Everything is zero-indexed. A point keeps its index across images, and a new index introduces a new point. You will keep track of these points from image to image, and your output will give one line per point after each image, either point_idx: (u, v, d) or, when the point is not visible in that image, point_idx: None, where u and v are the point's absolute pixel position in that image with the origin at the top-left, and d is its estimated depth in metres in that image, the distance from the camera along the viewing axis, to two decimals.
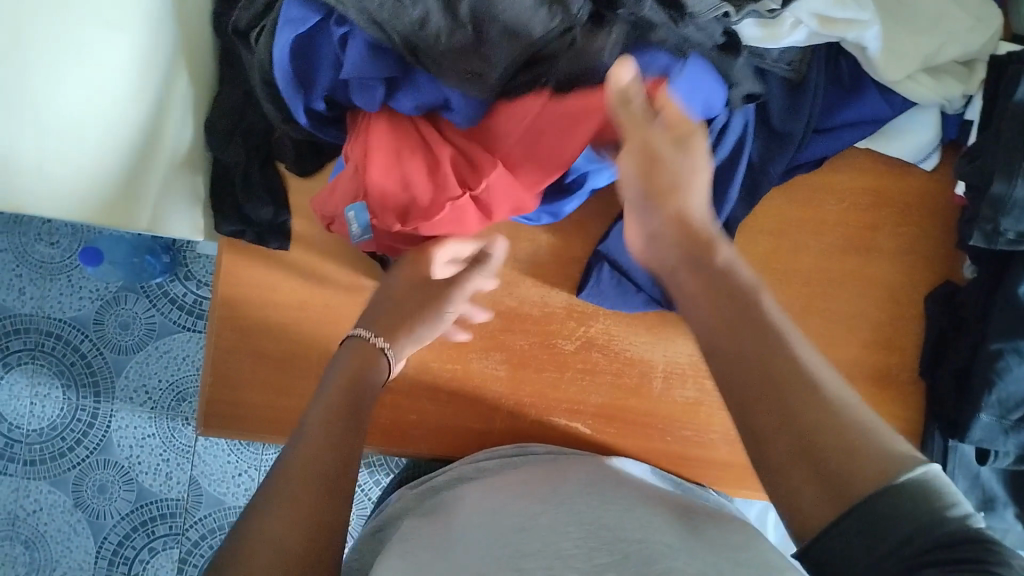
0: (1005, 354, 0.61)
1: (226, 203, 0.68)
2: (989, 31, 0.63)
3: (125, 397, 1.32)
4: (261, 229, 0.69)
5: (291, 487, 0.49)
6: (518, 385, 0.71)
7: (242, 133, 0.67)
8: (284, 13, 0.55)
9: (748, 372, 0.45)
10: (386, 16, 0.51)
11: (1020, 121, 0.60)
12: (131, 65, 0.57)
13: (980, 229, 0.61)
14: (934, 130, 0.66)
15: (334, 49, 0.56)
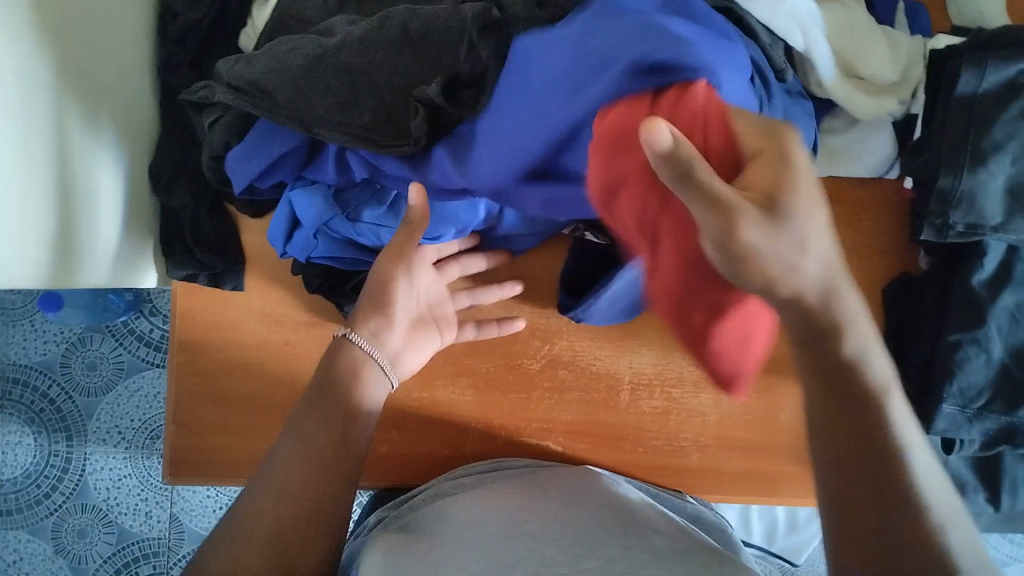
0: (964, 345, 0.62)
1: (178, 247, 0.68)
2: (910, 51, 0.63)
3: (98, 439, 1.30)
4: (214, 270, 0.67)
5: (260, 505, 0.52)
6: (487, 408, 0.71)
7: (189, 175, 0.67)
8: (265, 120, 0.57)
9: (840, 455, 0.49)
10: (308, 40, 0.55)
11: (961, 113, 0.60)
12: (81, 127, 0.58)
13: (931, 224, 0.62)
14: (888, 146, 0.65)
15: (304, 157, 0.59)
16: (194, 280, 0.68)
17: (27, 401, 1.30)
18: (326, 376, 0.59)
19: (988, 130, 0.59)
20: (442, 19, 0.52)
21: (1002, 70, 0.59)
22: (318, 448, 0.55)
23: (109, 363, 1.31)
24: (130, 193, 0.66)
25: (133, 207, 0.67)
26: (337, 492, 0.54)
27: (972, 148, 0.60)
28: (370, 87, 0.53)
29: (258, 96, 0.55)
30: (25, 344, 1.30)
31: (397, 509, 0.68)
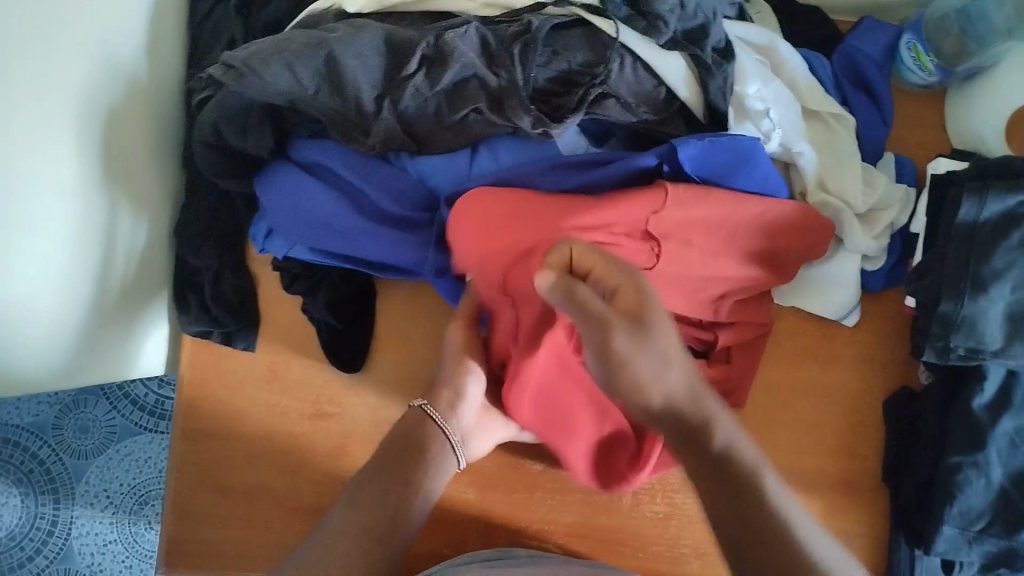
0: (964, 468, 0.62)
1: (193, 303, 0.68)
2: (886, 186, 0.69)
3: (86, 502, 1.29)
4: (228, 328, 0.68)
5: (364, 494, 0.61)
6: (488, 507, 0.71)
7: (215, 236, 0.67)
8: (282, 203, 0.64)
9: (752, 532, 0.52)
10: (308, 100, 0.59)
11: (963, 242, 0.62)
12: (90, 225, 0.58)
13: (932, 346, 0.63)
14: (856, 290, 0.70)
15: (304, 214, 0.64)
16: (207, 336, 0.68)
17: (16, 462, 1.29)
18: (400, 447, 0.64)
19: (988, 258, 0.61)
20: (431, 119, 0.61)
21: (1000, 202, 0.62)
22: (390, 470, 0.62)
23: (102, 427, 1.30)
24: (145, 266, 0.65)
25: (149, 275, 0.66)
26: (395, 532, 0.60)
27: (972, 275, 0.61)
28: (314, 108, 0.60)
29: (246, 76, 0.58)
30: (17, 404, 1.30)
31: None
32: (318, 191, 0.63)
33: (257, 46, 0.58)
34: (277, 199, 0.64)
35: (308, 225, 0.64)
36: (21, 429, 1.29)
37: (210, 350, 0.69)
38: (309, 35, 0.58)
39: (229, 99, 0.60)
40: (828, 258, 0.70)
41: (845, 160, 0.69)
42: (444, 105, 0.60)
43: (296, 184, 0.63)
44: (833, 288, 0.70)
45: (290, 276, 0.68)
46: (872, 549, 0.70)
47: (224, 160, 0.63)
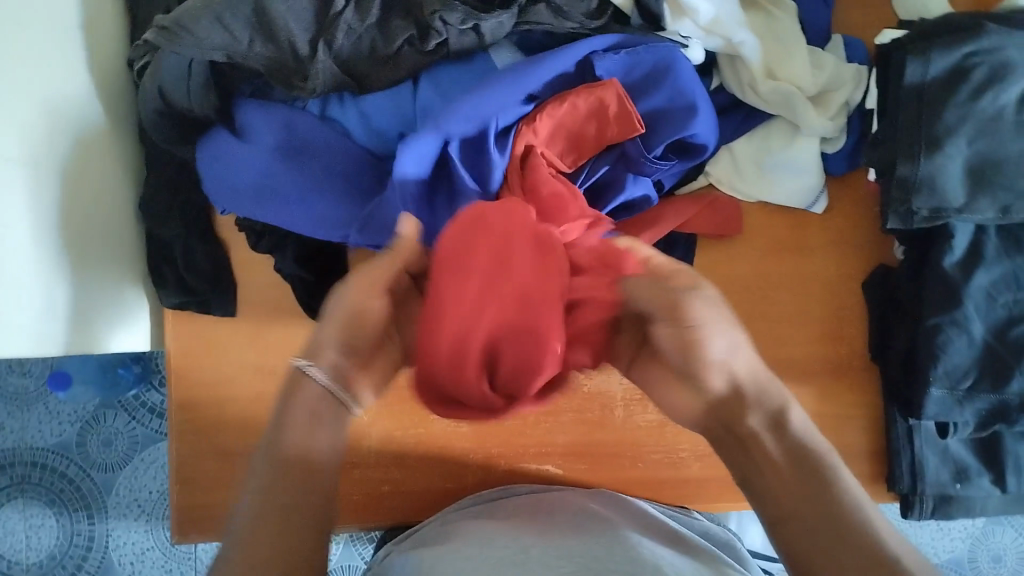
0: (944, 328, 0.62)
1: (169, 276, 0.70)
2: (837, 66, 0.69)
3: (119, 513, 1.31)
4: (203, 297, 0.70)
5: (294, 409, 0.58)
6: (485, 438, 0.72)
7: (178, 207, 0.69)
8: (222, 152, 0.65)
9: (789, 489, 0.50)
10: (237, 51, 0.60)
11: (911, 100, 0.62)
12: (47, 199, 0.59)
13: (895, 213, 0.63)
14: (819, 176, 0.70)
15: (246, 156, 0.65)
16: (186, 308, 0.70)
17: (46, 483, 1.31)
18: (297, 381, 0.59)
19: (940, 116, 0.61)
20: (364, 51, 0.62)
21: (946, 57, 0.61)
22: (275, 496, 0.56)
23: (124, 438, 1.32)
24: (106, 245, 0.66)
25: (108, 254, 0.67)
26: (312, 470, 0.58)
27: (926, 136, 0.61)
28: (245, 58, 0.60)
29: (180, 36, 0.60)
30: (37, 427, 1.31)
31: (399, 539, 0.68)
32: (251, 150, 0.65)
33: (187, 6, 0.60)
34: (216, 156, 0.65)
35: (255, 195, 0.65)
36: (45, 452, 1.31)
37: (192, 321, 0.71)
38: None
39: (168, 60, 0.62)
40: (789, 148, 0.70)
41: (789, 46, 0.69)
42: (377, 39, 0.62)
43: (231, 156, 0.65)
44: (797, 175, 0.70)
45: (254, 234, 0.69)
46: (870, 426, 0.70)
47: (175, 127, 0.66)
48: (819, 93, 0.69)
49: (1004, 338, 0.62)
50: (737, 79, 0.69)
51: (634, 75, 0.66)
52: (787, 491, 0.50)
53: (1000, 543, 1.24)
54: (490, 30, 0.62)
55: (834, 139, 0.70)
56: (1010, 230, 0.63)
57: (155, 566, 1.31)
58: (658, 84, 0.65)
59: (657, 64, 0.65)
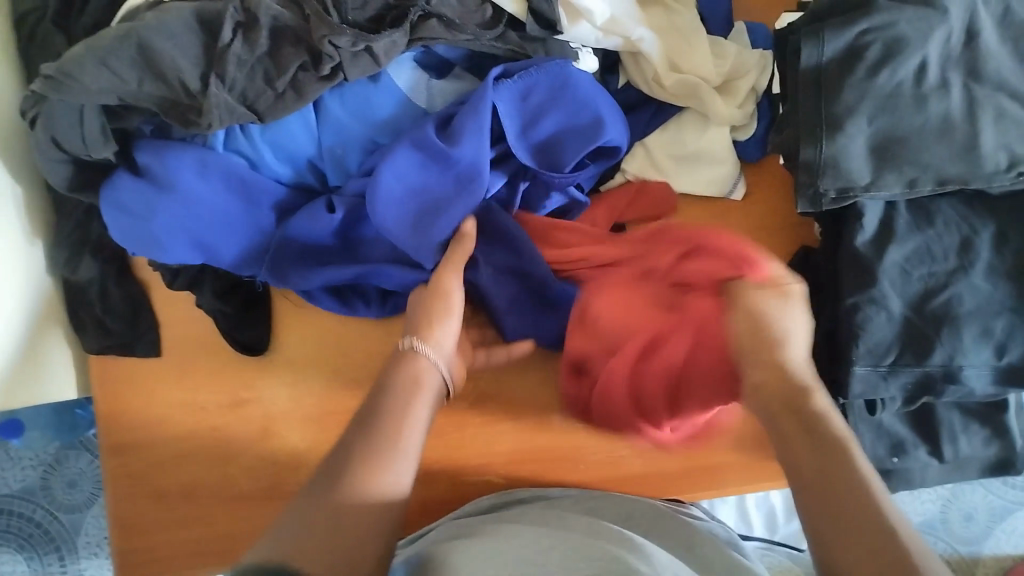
0: (862, 307, 0.63)
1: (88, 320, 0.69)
2: (741, 55, 0.69)
3: (90, 554, 1.30)
4: (128, 339, 0.69)
5: (387, 422, 0.57)
6: (424, 454, 0.71)
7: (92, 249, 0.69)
8: (124, 197, 0.63)
9: (812, 467, 0.52)
10: (130, 92, 0.59)
11: (810, 84, 0.62)
12: None
13: (804, 196, 0.63)
14: (733, 164, 0.70)
15: (146, 198, 0.63)
16: (109, 352, 0.69)
17: (15, 530, 1.30)
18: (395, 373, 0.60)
19: (839, 96, 0.61)
20: (258, 84, 0.60)
21: (839, 39, 0.61)
22: (328, 538, 0.49)
23: (88, 478, 1.31)
24: (19, 293, 0.65)
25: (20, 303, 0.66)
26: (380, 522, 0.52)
27: (826, 118, 0.61)
28: (139, 98, 0.60)
29: (65, 82, 0.58)
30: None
31: (411, 539, 0.67)
32: (155, 196, 0.63)
33: (72, 52, 0.58)
34: (119, 202, 0.63)
35: (170, 231, 0.63)
36: (11, 498, 1.30)
37: (117, 364, 0.70)
38: (121, 30, 0.58)
39: (56, 107, 0.60)
40: (701, 138, 0.70)
41: (692, 39, 0.69)
42: (274, 68, 0.60)
43: (135, 198, 0.63)
44: (712, 166, 0.70)
45: (170, 273, 0.69)
46: None
47: (77, 173, 0.65)
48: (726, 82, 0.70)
49: (922, 310, 0.63)
50: (640, 76, 0.70)
51: (541, 90, 0.65)
52: (809, 466, 0.52)
53: (970, 501, 1.23)
54: (385, 53, 0.62)
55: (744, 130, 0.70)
56: (918, 203, 0.64)
57: None
58: (559, 101, 0.65)
59: (555, 81, 0.65)
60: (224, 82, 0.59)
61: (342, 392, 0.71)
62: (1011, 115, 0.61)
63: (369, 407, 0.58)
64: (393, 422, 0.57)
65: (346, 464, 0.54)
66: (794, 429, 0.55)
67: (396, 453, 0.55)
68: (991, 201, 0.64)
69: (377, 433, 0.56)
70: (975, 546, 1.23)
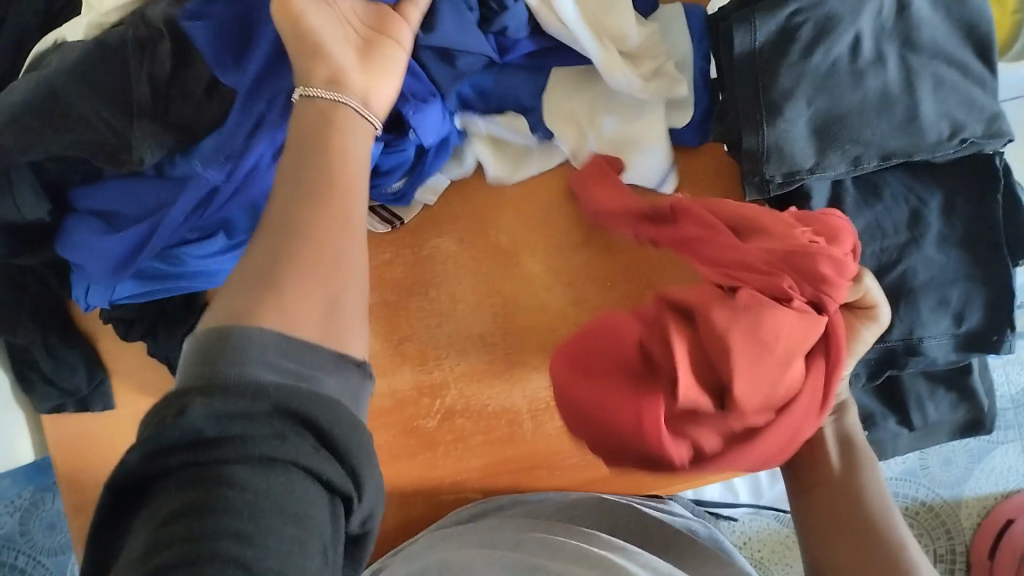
0: None
1: (35, 380, 0.67)
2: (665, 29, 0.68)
3: None
4: (80, 396, 0.67)
5: (309, 175, 0.47)
6: (397, 477, 0.70)
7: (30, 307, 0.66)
8: (72, 251, 0.63)
9: (820, 478, 0.60)
10: (46, 146, 0.57)
11: (745, 71, 0.61)
12: None
13: (751, 184, 0.62)
14: (667, 152, 0.69)
15: (90, 246, 0.62)
16: (62, 410, 0.67)
17: None
18: (312, 132, 0.50)
19: (776, 81, 0.60)
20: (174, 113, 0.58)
21: (771, 21, 0.60)
22: (267, 282, 0.42)
23: (68, 518, 1.29)
24: None
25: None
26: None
27: (765, 104, 0.60)
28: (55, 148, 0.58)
29: None
30: None
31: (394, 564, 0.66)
32: (95, 241, 0.62)
33: None
34: (71, 252, 0.63)
35: (115, 274, 0.62)
36: None
37: (73, 422, 0.68)
38: (32, 82, 0.57)
39: None
40: (635, 125, 0.68)
41: (616, 2, 0.66)
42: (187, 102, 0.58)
43: (85, 243, 0.62)
44: (648, 155, 0.69)
45: (124, 324, 0.67)
46: None
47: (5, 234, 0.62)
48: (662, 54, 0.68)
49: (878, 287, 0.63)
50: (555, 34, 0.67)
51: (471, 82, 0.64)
52: (820, 475, 0.60)
53: (947, 444, 1.25)
54: None
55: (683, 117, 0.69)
56: (865, 179, 0.63)
57: None
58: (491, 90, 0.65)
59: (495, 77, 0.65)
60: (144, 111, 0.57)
61: None
62: (948, 81, 0.61)
63: (287, 171, 0.48)
64: (339, 209, 0.46)
65: (308, 208, 0.46)
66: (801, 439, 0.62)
67: (342, 190, 0.47)
68: (937, 169, 0.64)
69: (302, 185, 0.47)
70: (956, 489, 1.25)
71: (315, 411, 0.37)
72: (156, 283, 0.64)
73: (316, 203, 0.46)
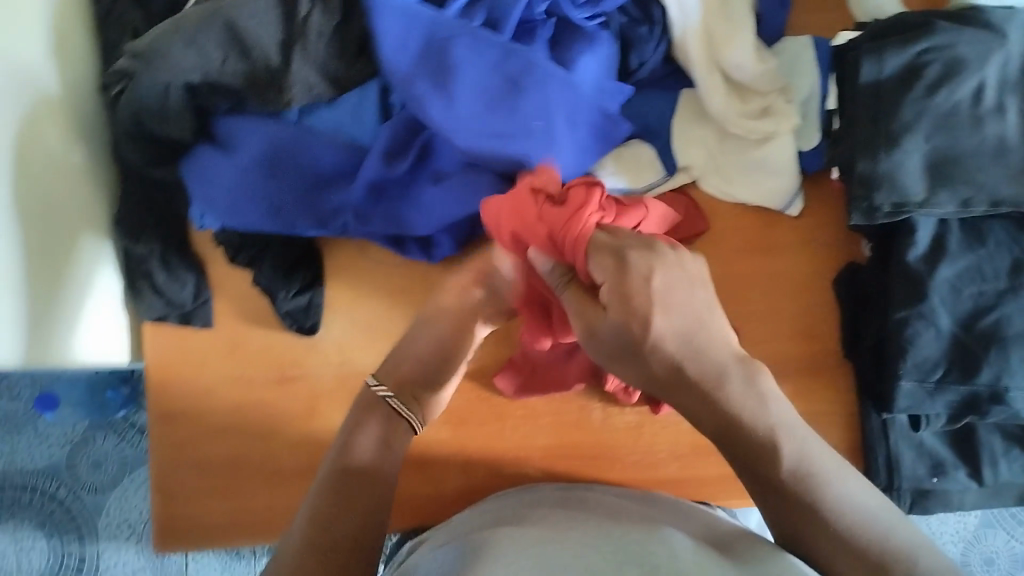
0: (911, 322, 0.63)
1: (145, 289, 0.71)
2: (793, 64, 0.72)
3: (111, 535, 1.29)
4: (184, 309, 0.71)
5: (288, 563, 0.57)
6: (463, 442, 0.72)
7: (154, 220, 0.70)
8: (205, 170, 0.65)
9: (775, 503, 0.52)
10: (211, 72, 0.62)
11: (869, 100, 0.63)
12: (22, 211, 0.60)
13: (858, 209, 0.63)
14: (795, 176, 0.70)
15: (225, 168, 0.65)
16: (165, 321, 0.71)
17: (38, 506, 1.30)
18: (301, 553, 0.57)
19: (897, 114, 0.62)
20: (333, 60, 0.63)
21: (900, 56, 0.62)
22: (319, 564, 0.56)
23: (113, 459, 1.30)
24: (84, 257, 0.67)
25: (90, 257, 0.68)
26: (365, 473, 0.64)
27: (883, 132, 0.62)
28: (217, 76, 0.62)
29: (152, 59, 0.61)
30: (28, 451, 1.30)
31: (438, 532, 0.66)
32: (232, 165, 0.65)
33: (158, 30, 0.62)
34: (198, 181, 0.65)
35: (232, 207, 0.65)
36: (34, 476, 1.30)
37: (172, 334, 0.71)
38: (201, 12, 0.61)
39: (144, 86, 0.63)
40: (760, 146, 0.70)
41: (736, 29, 0.70)
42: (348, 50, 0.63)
43: (215, 169, 0.65)
44: (773, 175, 0.71)
45: (233, 248, 0.71)
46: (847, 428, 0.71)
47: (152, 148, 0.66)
48: (788, 82, 0.71)
49: (970, 329, 0.63)
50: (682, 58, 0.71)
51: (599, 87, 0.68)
52: (768, 492, 0.52)
53: (991, 543, 1.21)
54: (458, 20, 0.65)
55: (810, 145, 0.71)
56: (970, 223, 0.64)
57: None
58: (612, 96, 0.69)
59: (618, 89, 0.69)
60: (304, 51, 0.62)
61: None
62: None
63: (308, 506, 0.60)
64: None
65: (334, 553, 0.57)
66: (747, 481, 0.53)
67: (351, 548, 0.59)
68: None
69: (309, 553, 0.57)
70: None
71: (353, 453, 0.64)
72: (269, 221, 0.65)
73: (315, 558, 0.57)
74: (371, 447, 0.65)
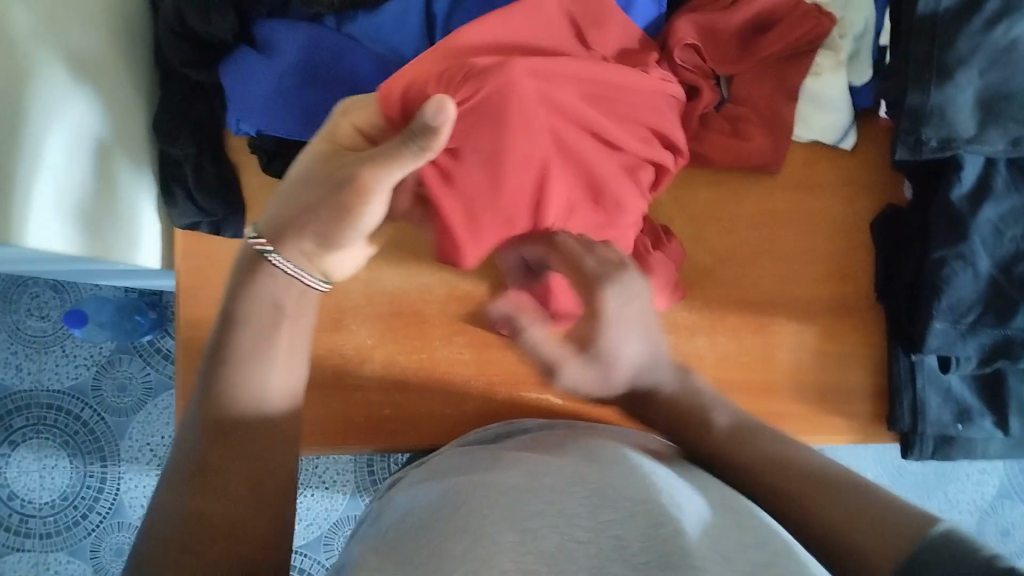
0: (949, 261, 0.63)
1: (180, 196, 0.71)
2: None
3: (131, 458, 1.13)
4: (216, 218, 0.71)
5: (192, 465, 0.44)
6: (486, 365, 0.72)
7: (189, 124, 0.69)
8: (234, 83, 0.64)
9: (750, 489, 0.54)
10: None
11: (925, 34, 0.61)
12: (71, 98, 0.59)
13: (903, 143, 0.62)
14: (847, 113, 0.70)
15: (257, 76, 0.64)
16: (198, 228, 0.71)
17: (60, 425, 1.13)
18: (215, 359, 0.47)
19: (952, 46, 0.60)
20: None
21: None
22: (199, 473, 0.44)
23: (138, 384, 1.14)
24: (120, 155, 0.66)
25: (127, 159, 0.68)
26: (265, 426, 0.46)
27: (936, 67, 0.60)
28: None
29: None
30: (24, 373, 1.13)
31: (418, 467, 0.66)
32: (262, 68, 0.63)
33: None
34: (236, 91, 0.64)
35: (270, 111, 0.64)
36: (29, 398, 1.13)
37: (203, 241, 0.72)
38: None
39: None
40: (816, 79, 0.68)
41: None
42: None
43: (249, 70, 0.64)
44: (822, 112, 0.70)
45: (266, 156, 0.70)
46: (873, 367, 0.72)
47: (192, 48, 0.66)
48: (841, 15, 0.68)
49: (1009, 273, 0.63)
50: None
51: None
52: (765, 485, 0.52)
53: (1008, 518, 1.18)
54: None
55: (862, 83, 0.70)
56: (1019, 163, 0.63)
57: (84, 503, 1.12)
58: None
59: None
60: None
61: (415, 295, 0.72)
62: None
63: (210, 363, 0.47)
64: (257, 455, 0.45)
65: (235, 453, 0.45)
66: (753, 469, 0.53)
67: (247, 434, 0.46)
68: None
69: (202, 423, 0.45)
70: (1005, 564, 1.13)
71: (233, 403, 0.45)
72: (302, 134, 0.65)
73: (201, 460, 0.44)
74: (270, 385, 0.47)
